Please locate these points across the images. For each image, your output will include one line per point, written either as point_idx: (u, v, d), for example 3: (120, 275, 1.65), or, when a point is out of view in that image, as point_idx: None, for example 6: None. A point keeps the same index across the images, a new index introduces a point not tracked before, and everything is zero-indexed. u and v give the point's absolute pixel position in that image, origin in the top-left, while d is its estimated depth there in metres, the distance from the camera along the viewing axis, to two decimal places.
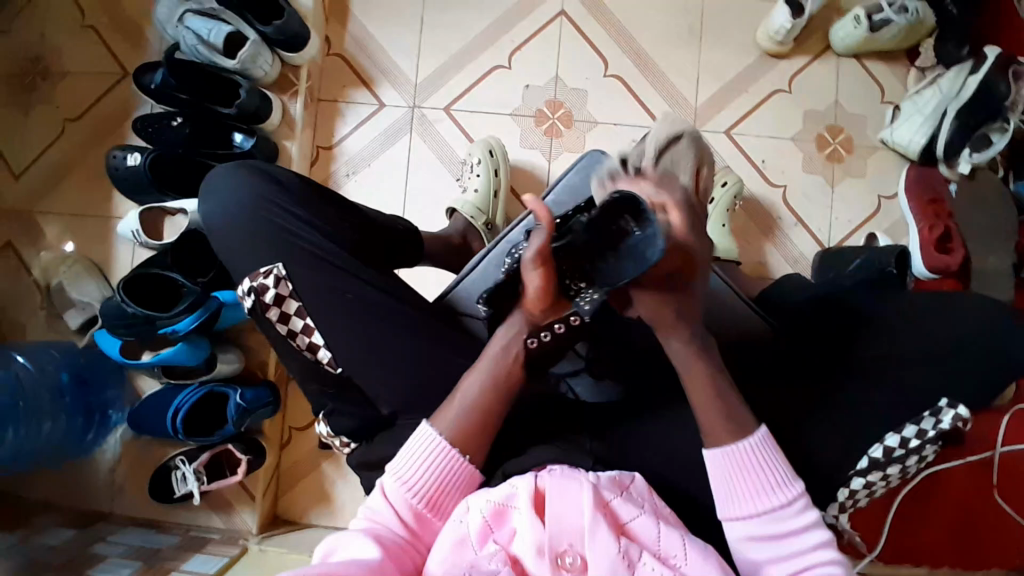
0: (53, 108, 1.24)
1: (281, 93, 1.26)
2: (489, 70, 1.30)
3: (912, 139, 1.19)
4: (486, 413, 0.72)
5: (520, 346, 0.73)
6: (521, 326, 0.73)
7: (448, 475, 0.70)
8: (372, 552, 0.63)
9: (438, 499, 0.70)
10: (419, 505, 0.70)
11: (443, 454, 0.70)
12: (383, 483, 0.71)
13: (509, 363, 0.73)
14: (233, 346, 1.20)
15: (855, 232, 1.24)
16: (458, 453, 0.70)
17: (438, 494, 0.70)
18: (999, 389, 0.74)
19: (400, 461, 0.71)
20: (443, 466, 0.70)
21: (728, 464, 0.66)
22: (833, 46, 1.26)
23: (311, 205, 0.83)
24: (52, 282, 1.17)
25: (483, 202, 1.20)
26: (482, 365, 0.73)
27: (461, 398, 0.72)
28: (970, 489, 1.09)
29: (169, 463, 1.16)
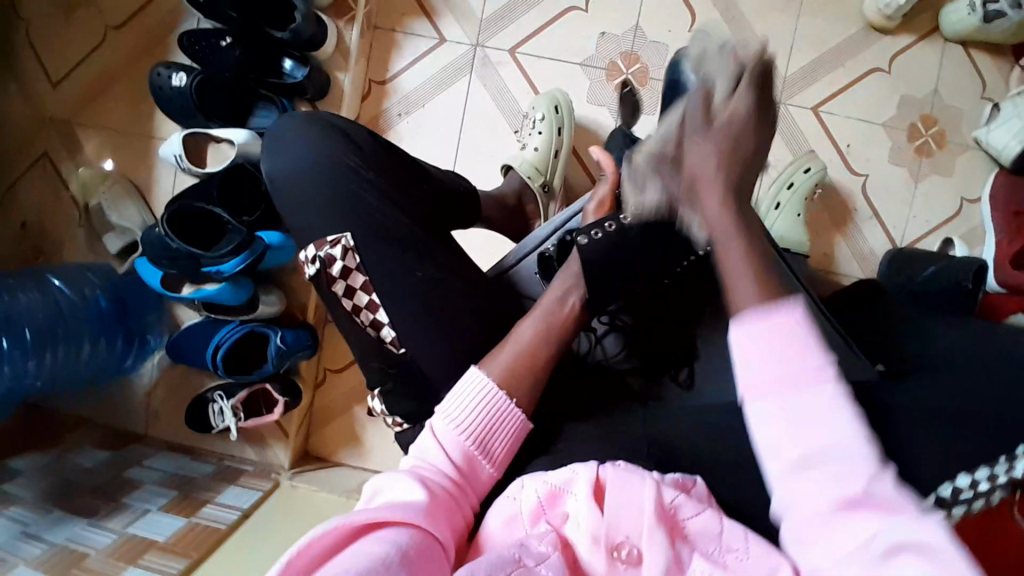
0: (94, 13, 1.17)
1: (338, 18, 1.17)
2: (563, 12, 1.19)
3: (1007, 144, 1.10)
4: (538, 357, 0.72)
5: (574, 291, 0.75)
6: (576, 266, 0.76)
7: (499, 418, 0.69)
8: (418, 495, 0.61)
9: (489, 439, 0.69)
10: (470, 446, 0.67)
11: (493, 398, 0.69)
12: (432, 425, 0.69)
13: (565, 310, 0.75)
14: (276, 287, 1.18)
15: (930, 234, 1.17)
16: (504, 394, 0.69)
17: (485, 434, 0.69)
18: None
19: (451, 401, 0.69)
20: (496, 413, 0.69)
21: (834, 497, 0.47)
22: (943, 27, 1.13)
23: (383, 166, 0.80)
24: (91, 202, 1.14)
25: (543, 161, 1.11)
26: (537, 306, 0.75)
27: (514, 343, 0.72)
28: None
29: (207, 396, 1.17)
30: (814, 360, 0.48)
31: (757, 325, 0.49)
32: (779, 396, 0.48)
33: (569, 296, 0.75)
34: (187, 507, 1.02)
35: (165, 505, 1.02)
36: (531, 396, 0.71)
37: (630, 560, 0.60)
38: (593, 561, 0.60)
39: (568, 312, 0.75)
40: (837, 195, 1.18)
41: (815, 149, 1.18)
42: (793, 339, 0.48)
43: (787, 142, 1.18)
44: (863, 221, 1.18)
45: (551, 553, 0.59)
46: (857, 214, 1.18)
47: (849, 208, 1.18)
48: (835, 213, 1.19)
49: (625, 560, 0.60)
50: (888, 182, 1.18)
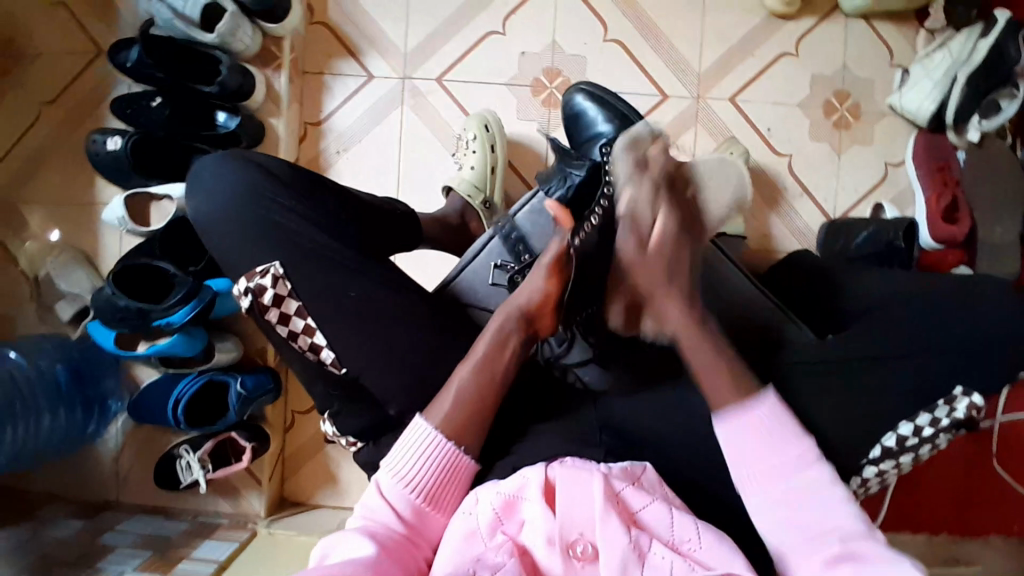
0: (27, 91, 1.20)
1: (265, 67, 1.19)
2: (482, 35, 1.24)
3: (922, 105, 1.14)
4: (483, 401, 0.71)
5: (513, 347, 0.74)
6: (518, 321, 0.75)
7: (447, 467, 0.69)
8: (367, 549, 0.61)
9: (436, 493, 0.68)
10: (418, 500, 0.68)
11: (436, 446, 0.69)
12: (377, 481, 0.70)
13: (503, 361, 0.73)
14: (230, 333, 1.19)
15: (861, 201, 1.21)
16: (452, 444, 0.69)
17: (436, 489, 0.69)
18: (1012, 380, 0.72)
19: (393, 456, 0.70)
20: (439, 463, 0.69)
21: (736, 439, 0.64)
22: (842, 6, 1.19)
23: (301, 195, 0.82)
24: (41, 273, 1.16)
25: (481, 179, 1.15)
26: (468, 362, 0.73)
27: (452, 386, 0.72)
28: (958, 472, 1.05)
29: (173, 452, 1.16)
30: (791, 453, 0.62)
31: (737, 422, 0.64)
32: (757, 460, 0.62)
33: (511, 340, 0.74)
34: (163, 564, 1.00)
35: (140, 565, 1.00)
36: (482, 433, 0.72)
37: (586, 557, 0.61)
38: (550, 562, 0.60)
39: (509, 355, 0.74)
40: (767, 176, 1.22)
41: (740, 135, 1.22)
42: (777, 427, 0.63)
43: (710, 133, 1.23)
44: (796, 198, 1.22)
45: (507, 561, 0.59)
46: (789, 192, 1.22)
47: (781, 187, 1.22)
48: (769, 193, 1.22)
49: (581, 557, 0.60)
50: (816, 158, 1.22)
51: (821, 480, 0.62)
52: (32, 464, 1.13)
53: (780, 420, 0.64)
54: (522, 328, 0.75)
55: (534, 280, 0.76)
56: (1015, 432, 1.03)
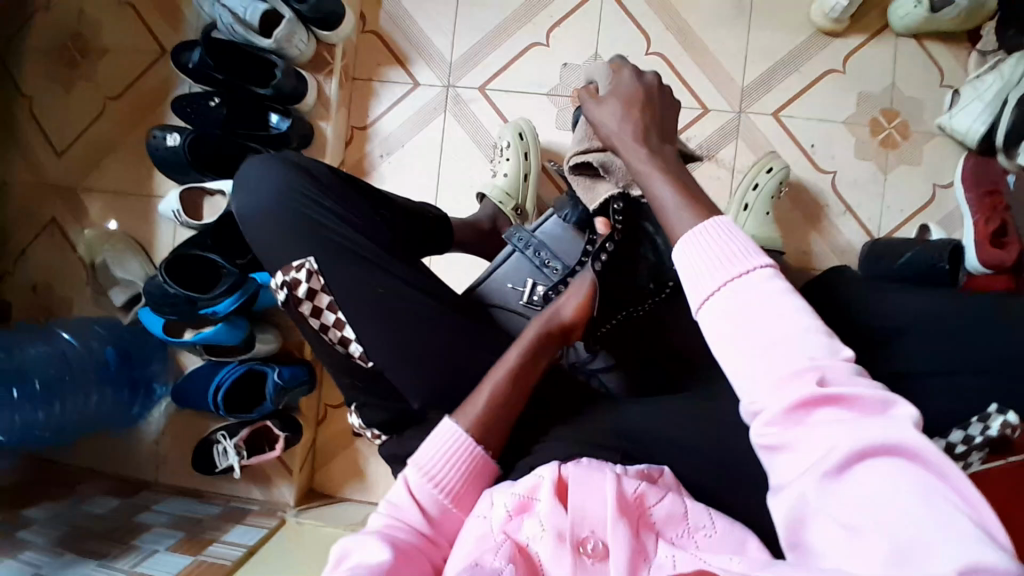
0: (94, 87, 1.28)
1: (316, 72, 1.25)
2: (526, 47, 1.26)
3: (970, 127, 1.13)
4: (505, 412, 0.74)
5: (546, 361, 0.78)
6: (549, 333, 0.79)
7: (474, 467, 0.71)
8: (384, 555, 0.60)
9: (462, 493, 0.69)
10: (444, 498, 0.69)
11: (465, 447, 0.71)
12: (405, 476, 0.71)
13: (531, 372, 0.77)
14: (272, 326, 1.23)
15: (906, 223, 1.19)
16: (479, 447, 0.72)
17: (460, 488, 0.70)
18: None
19: (420, 453, 0.71)
20: (467, 462, 0.71)
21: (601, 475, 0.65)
22: (892, 25, 1.18)
23: (342, 196, 0.86)
24: (96, 260, 1.22)
25: (512, 186, 1.18)
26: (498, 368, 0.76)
27: (485, 388, 0.75)
28: None
29: (211, 437, 1.21)
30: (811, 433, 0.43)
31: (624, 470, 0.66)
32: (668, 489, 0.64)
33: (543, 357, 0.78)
34: (195, 546, 1.04)
35: (173, 545, 1.03)
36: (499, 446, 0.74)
37: (597, 555, 0.60)
38: (559, 559, 0.60)
39: (540, 368, 0.78)
40: (808, 193, 1.21)
41: (780, 151, 1.22)
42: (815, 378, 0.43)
43: (750, 147, 1.22)
44: (838, 216, 1.20)
45: (505, 565, 0.58)
46: (831, 210, 1.21)
47: (822, 205, 1.21)
48: (809, 211, 1.21)
49: (592, 554, 0.60)
50: (858, 177, 1.20)
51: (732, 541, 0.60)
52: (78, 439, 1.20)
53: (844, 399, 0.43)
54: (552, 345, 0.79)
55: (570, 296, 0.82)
56: None
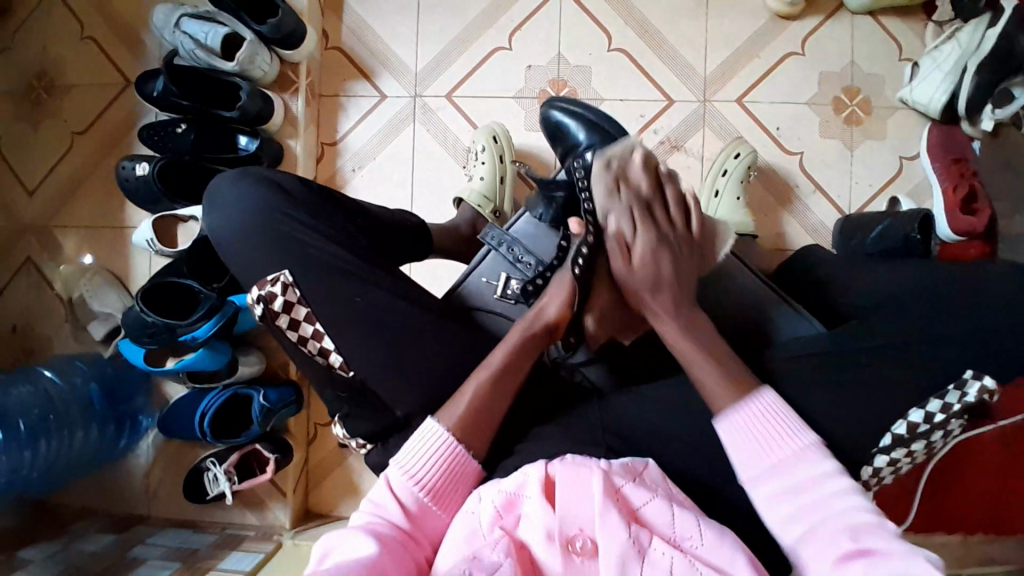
0: (59, 122, 1.27)
1: (282, 92, 1.25)
2: (489, 52, 1.27)
3: (933, 97, 1.14)
4: (488, 413, 0.73)
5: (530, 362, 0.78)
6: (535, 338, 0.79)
7: (453, 466, 0.71)
8: (370, 547, 0.60)
9: (441, 489, 0.69)
10: (422, 494, 0.68)
11: (446, 449, 0.71)
12: (387, 475, 0.70)
13: (515, 374, 0.76)
14: (254, 348, 1.23)
15: (876, 197, 1.20)
16: (463, 448, 0.71)
17: (442, 487, 0.69)
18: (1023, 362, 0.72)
19: (404, 456, 0.71)
20: (450, 463, 0.71)
21: (738, 438, 0.68)
22: (847, 4, 1.19)
23: (317, 209, 0.85)
24: (74, 295, 1.21)
25: (490, 189, 1.18)
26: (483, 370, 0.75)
27: (467, 391, 0.74)
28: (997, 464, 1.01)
29: (201, 464, 1.19)
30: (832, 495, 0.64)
31: (735, 420, 0.69)
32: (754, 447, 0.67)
33: (529, 355, 0.78)
34: None
35: None
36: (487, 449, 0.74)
37: (586, 552, 0.60)
38: (549, 557, 0.60)
39: (524, 369, 0.77)
40: (779, 175, 1.22)
41: (747, 136, 1.23)
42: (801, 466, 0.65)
43: (718, 134, 1.23)
44: (809, 196, 1.21)
45: (504, 558, 0.58)
46: (802, 190, 1.22)
47: (793, 186, 1.22)
48: (781, 193, 1.22)
49: (581, 552, 0.60)
50: (826, 156, 1.21)
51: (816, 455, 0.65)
52: (66, 477, 1.16)
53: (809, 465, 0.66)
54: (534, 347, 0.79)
55: (556, 295, 0.81)
56: None
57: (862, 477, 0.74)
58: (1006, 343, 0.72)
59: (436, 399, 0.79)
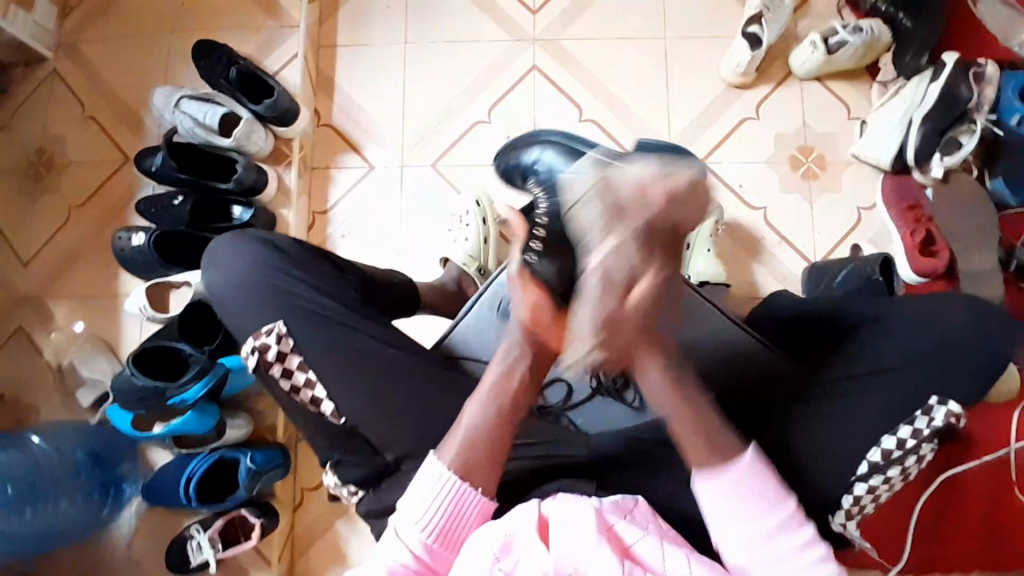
0: (58, 197, 1.33)
1: (276, 165, 1.33)
2: (470, 124, 1.37)
3: (882, 151, 1.24)
4: (489, 438, 0.72)
5: (522, 370, 0.75)
6: (520, 353, 0.75)
7: (459, 506, 0.69)
8: None
9: (450, 532, 0.69)
10: (431, 540, 0.68)
11: (450, 491, 0.69)
12: (396, 522, 0.70)
13: (511, 390, 0.74)
14: (243, 411, 1.23)
15: (838, 245, 1.27)
16: (469, 485, 0.70)
17: (450, 530, 0.69)
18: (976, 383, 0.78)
19: (409, 501, 0.70)
20: (456, 506, 0.69)
21: (716, 487, 0.68)
22: (795, 71, 1.31)
23: (309, 265, 0.89)
24: (65, 362, 1.24)
25: (476, 248, 1.23)
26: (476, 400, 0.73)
27: (462, 424, 0.72)
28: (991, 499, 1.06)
29: (185, 532, 1.17)
30: (782, 514, 0.67)
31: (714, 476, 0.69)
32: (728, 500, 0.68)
33: (519, 369, 0.75)
34: None
35: None
36: (494, 476, 0.71)
37: None
38: None
39: (518, 385, 0.74)
40: (745, 228, 1.29)
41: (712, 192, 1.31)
42: (757, 481, 0.68)
43: None
44: (775, 246, 1.28)
45: None
46: (768, 241, 1.28)
47: (759, 237, 1.29)
48: (748, 244, 1.29)
49: None
50: (787, 208, 1.29)
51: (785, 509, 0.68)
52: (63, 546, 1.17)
53: (766, 470, 0.69)
54: (528, 354, 0.75)
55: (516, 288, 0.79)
56: None
57: (843, 506, 0.78)
58: (961, 367, 0.77)
59: (424, 442, 0.81)
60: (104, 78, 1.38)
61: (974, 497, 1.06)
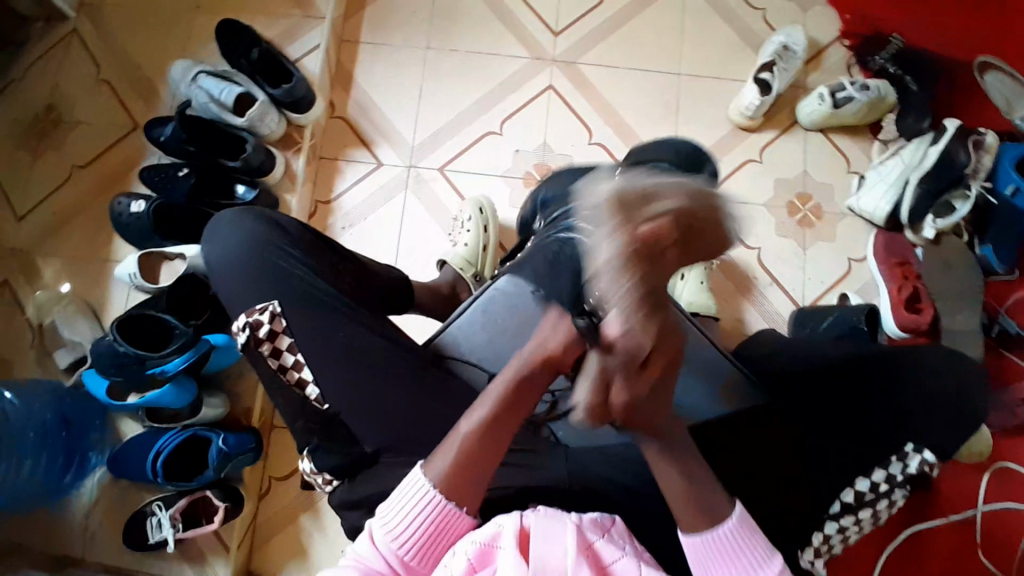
0: (61, 156, 1.32)
1: (285, 150, 1.33)
2: (480, 135, 1.39)
3: (877, 206, 1.28)
4: (478, 459, 0.68)
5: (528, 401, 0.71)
6: (535, 373, 0.70)
7: (444, 523, 0.68)
8: None
9: (429, 548, 0.68)
10: (407, 556, 0.68)
11: (432, 501, 0.67)
12: (371, 527, 0.70)
13: (511, 416, 0.70)
14: (220, 390, 1.22)
15: (827, 292, 1.30)
16: (451, 502, 0.68)
17: (429, 544, 0.68)
18: (940, 431, 0.82)
19: (389, 506, 0.69)
20: (439, 515, 0.67)
21: (698, 553, 0.68)
22: (800, 121, 1.36)
23: (310, 249, 0.89)
24: (46, 321, 1.22)
25: (473, 254, 1.24)
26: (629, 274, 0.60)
27: (456, 440, 0.69)
28: (955, 555, 1.12)
29: (145, 508, 1.14)
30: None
31: (701, 543, 0.68)
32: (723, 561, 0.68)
33: (528, 393, 0.70)
34: None
35: None
36: (472, 500, 0.68)
37: None
38: None
39: (521, 411, 0.70)
40: (739, 267, 1.32)
41: None
42: (738, 544, 0.68)
43: None
44: (766, 287, 1.31)
45: None
46: (760, 281, 1.31)
47: (752, 277, 1.31)
48: (741, 282, 1.31)
49: None
50: (781, 252, 1.32)
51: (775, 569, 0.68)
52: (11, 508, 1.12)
53: (751, 532, 0.68)
54: (536, 382, 0.71)
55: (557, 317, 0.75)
56: (997, 525, 1.13)
57: (814, 543, 0.79)
58: (926, 417, 0.82)
59: (408, 436, 0.81)
60: (122, 45, 1.38)
61: (938, 550, 1.13)
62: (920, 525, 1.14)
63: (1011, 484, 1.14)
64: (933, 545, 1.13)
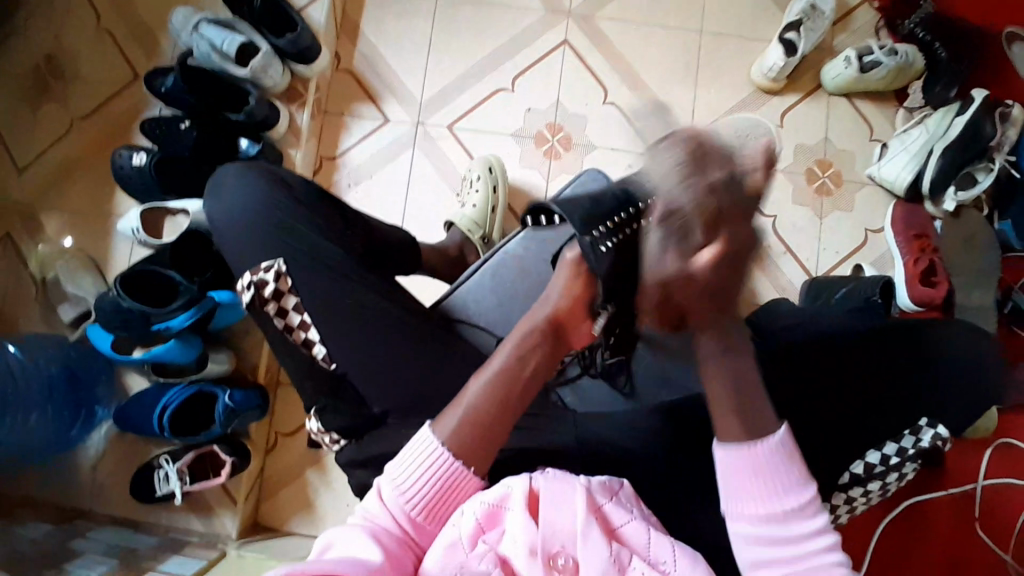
0: (60, 106, 1.29)
1: (290, 104, 1.30)
2: (490, 93, 1.34)
3: (899, 174, 1.23)
4: (487, 421, 0.68)
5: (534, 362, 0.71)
6: (536, 343, 0.72)
7: (453, 486, 0.66)
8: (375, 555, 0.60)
9: (438, 506, 0.66)
10: (414, 510, 0.65)
11: (439, 462, 0.66)
12: (380, 484, 0.68)
13: (517, 382, 0.70)
14: (226, 347, 1.22)
15: (842, 263, 1.28)
16: (460, 464, 0.66)
17: (438, 504, 0.66)
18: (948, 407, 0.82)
19: (398, 466, 0.67)
20: (445, 477, 0.66)
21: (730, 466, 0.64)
22: (824, 85, 1.30)
23: (314, 208, 0.87)
24: (48, 275, 1.20)
25: (482, 216, 1.21)
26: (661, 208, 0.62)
27: (462, 404, 0.69)
28: (954, 529, 1.13)
29: (154, 461, 1.16)
30: (790, 501, 0.62)
31: (737, 452, 0.64)
32: (755, 482, 0.63)
33: (534, 354, 0.72)
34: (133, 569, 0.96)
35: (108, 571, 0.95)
36: (484, 465, 0.67)
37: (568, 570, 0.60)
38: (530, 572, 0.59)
39: (529, 371, 0.71)
40: None
41: None
42: (773, 468, 0.63)
43: None
44: (779, 256, 1.28)
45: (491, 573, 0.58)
46: (773, 250, 1.29)
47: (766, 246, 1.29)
48: None
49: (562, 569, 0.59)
50: (796, 221, 1.29)
51: (807, 499, 0.63)
52: (21, 460, 1.13)
53: (793, 455, 0.64)
54: (541, 349, 0.72)
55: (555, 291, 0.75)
56: (998, 499, 1.13)
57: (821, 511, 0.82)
58: (938, 394, 0.81)
59: (414, 400, 0.80)
60: None
61: (937, 522, 1.14)
62: (920, 497, 1.14)
63: (1014, 461, 1.14)
64: (933, 518, 1.14)
